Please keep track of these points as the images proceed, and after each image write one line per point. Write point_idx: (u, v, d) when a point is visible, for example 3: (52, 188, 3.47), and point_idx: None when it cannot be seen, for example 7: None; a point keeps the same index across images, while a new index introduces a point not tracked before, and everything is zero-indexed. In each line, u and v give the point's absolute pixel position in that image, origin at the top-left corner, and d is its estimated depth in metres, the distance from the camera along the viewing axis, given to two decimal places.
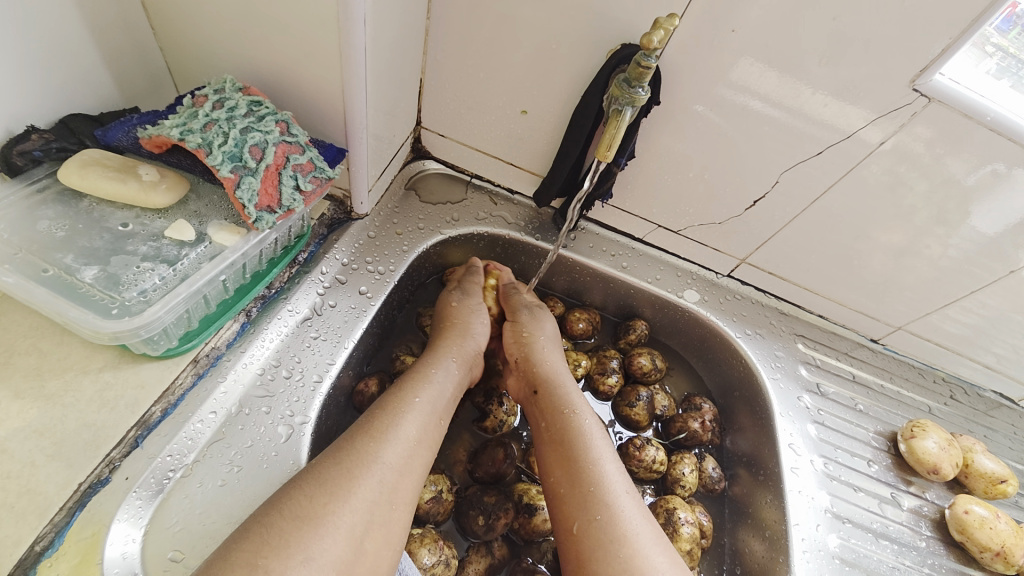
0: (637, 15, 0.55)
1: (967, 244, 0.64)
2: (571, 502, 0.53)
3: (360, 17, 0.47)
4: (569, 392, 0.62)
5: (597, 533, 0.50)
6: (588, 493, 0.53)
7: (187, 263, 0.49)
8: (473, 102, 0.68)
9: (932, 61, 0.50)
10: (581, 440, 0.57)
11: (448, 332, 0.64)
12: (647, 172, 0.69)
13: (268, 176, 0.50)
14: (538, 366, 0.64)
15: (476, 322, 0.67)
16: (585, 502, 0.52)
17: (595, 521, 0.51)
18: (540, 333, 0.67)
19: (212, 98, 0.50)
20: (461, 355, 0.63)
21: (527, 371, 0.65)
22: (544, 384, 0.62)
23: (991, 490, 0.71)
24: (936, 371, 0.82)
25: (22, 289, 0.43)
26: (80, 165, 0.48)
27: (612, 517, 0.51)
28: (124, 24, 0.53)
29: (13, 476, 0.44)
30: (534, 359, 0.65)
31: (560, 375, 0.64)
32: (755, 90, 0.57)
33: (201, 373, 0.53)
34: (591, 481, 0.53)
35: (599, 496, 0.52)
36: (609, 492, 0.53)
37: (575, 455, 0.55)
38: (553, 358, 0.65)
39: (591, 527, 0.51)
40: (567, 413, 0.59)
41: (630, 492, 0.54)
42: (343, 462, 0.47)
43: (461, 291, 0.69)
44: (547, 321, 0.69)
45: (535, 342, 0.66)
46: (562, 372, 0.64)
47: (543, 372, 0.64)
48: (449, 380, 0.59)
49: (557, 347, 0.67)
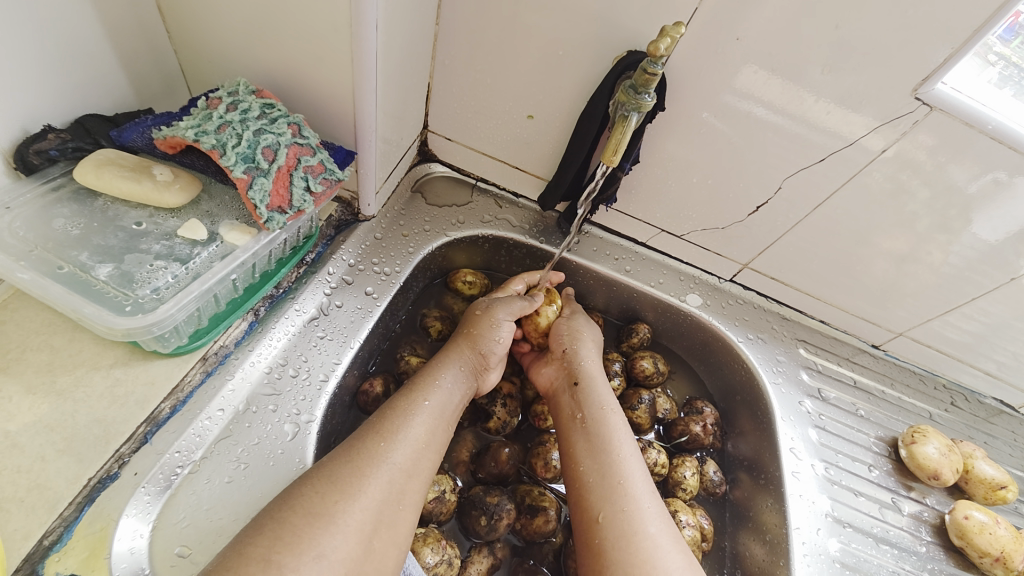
0: (643, 22, 0.56)
1: (968, 251, 0.64)
2: (598, 491, 0.53)
3: (372, 22, 0.47)
4: (603, 389, 0.62)
5: (621, 525, 0.51)
6: (616, 485, 0.53)
7: (199, 262, 0.50)
8: (480, 106, 0.69)
9: (934, 70, 0.51)
10: (612, 434, 0.57)
11: (464, 339, 0.64)
12: (651, 177, 0.70)
13: (280, 177, 0.51)
14: (578, 360, 0.65)
15: (504, 329, 0.65)
16: (613, 493, 0.53)
17: (621, 512, 0.51)
18: (589, 338, 0.69)
19: (226, 100, 0.51)
20: (470, 363, 0.62)
21: (568, 363, 0.65)
22: (583, 378, 0.63)
23: (991, 496, 0.71)
24: (937, 377, 0.82)
25: (38, 285, 0.44)
26: (96, 164, 0.49)
27: (637, 511, 0.52)
28: (139, 28, 0.54)
29: (24, 470, 0.44)
30: (579, 355, 0.66)
31: (598, 374, 0.64)
32: (759, 97, 0.58)
33: (209, 371, 0.53)
34: (621, 475, 0.54)
35: (626, 490, 0.53)
36: (636, 488, 0.53)
37: (607, 447, 0.56)
38: (592, 357, 0.66)
39: (615, 519, 0.51)
40: (602, 407, 0.60)
41: (653, 492, 0.55)
42: (355, 460, 0.48)
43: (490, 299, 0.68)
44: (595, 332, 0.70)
45: (583, 343, 0.67)
46: (596, 368, 0.65)
47: (584, 367, 0.64)
48: (457, 386, 0.59)
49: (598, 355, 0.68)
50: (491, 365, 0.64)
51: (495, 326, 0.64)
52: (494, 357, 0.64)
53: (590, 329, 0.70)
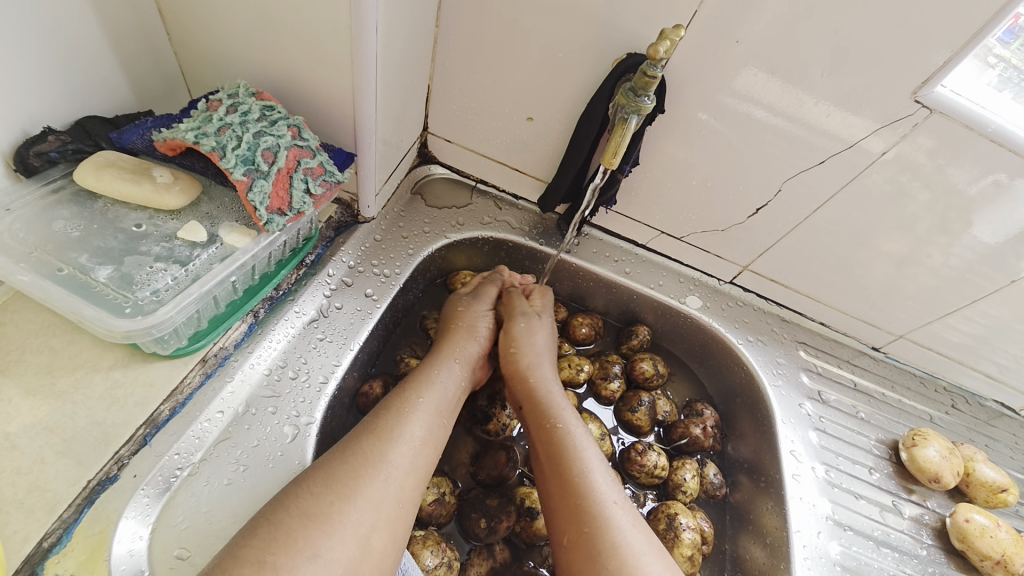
0: (643, 25, 0.56)
1: (969, 253, 0.64)
2: (563, 515, 0.53)
3: (372, 26, 0.48)
4: (554, 403, 0.61)
5: (586, 545, 0.50)
6: (577, 506, 0.53)
7: (199, 264, 0.50)
8: (480, 108, 0.69)
9: (935, 72, 0.51)
10: (568, 452, 0.56)
11: (455, 331, 0.65)
12: (651, 179, 0.70)
13: (280, 179, 0.51)
14: (525, 377, 0.63)
15: (482, 324, 0.67)
16: (574, 515, 0.52)
17: (584, 534, 0.51)
18: (533, 347, 0.65)
19: (226, 102, 0.51)
20: (464, 357, 0.63)
21: (515, 384, 0.64)
22: (531, 398, 0.62)
23: (992, 499, 0.71)
24: (938, 380, 0.82)
25: (37, 287, 0.44)
26: (96, 166, 0.49)
27: (599, 529, 0.51)
28: (140, 31, 0.54)
29: (24, 472, 0.44)
30: (524, 373, 0.64)
31: (548, 388, 0.62)
32: (759, 100, 0.58)
33: (209, 373, 0.53)
34: (579, 495, 0.53)
35: (588, 508, 0.52)
36: (597, 504, 0.52)
37: (562, 468, 0.55)
38: (539, 368, 0.64)
39: (580, 540, 0.51)
40: (551, 425, 0.59)
41: (621, 503, 0.54)
42: (349, 461, 0.48)
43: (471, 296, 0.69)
44: (542, 334, 0.67)
45: (524, 355, 0.64)
46: (548, 379, 0.63)
47: (530, 386, 0.63)
48: (452, 381, 0.60)
49: (548, 362, 0.65)
50: (483, 355, 0.66)
51: (479, 314, 0.67)
52: (480, 351, 0.65)
53: (532, 336, 0.66)
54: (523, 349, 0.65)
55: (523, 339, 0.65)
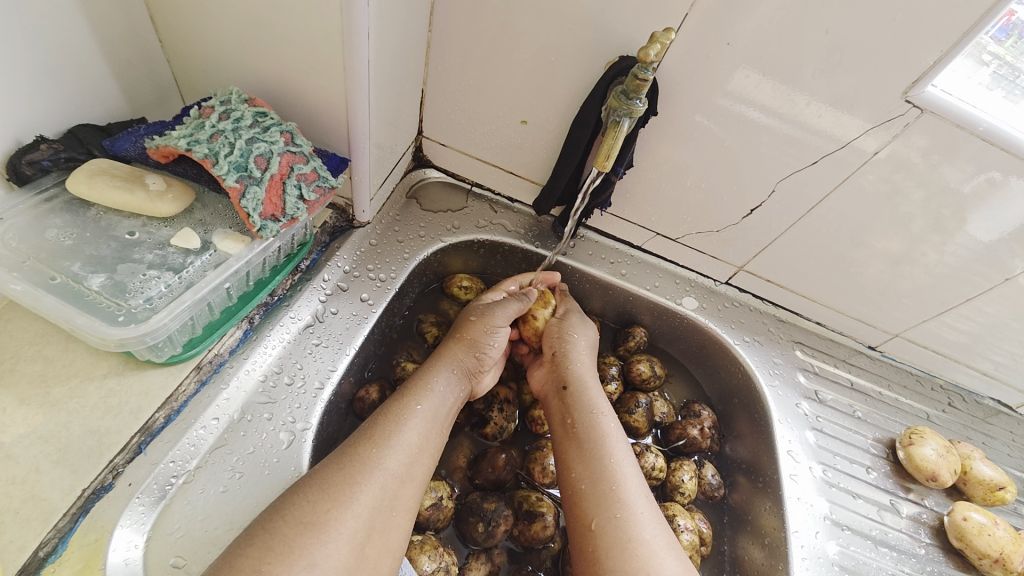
0: (635, 28, 0.56)
1: (963, 251, 0.64)
2: (592, 499, 0.53)
3: (363, 31, 0.48)
4: (593, 393, 0.62)
5: (615, 532, 0.50)
6: (609, 492, 0.53)
7: (192, 271, 0.50)
8: (474, 112, 0.69)
9: (925, 72, 0.51)
10: (604, 439, 0.57)
11: (456, 343, 0.63)
12: (646, 180, 0.70)
13: (273, 185, 0.51)
14: (570, 363, 0.65)
15: (489, 342, 0.64)
16: (605, 500, 0.53)
17: (614, 519, 0.51)
18: (582, 338, 0.68)
19: (218, 109, 0.51)
20: (463, 368, 0.62)
21: (558, 366, 0.65)
22: (573, 382, 0.63)
23: (989, 497, 0.71)
24: (935, 378, 0.82)
25: (30, 296, 0.44)
26: (88, 175, 0.49)
27: (631, 518, 0.51)
28: (132, 38, 0.54)
29: (18, 482, 0.44)
30: (571, 358, 0.65)
31: (591, 378, 0.64)
32: (751, 100, 0.58)
33: (203, 380, 0.53)
34: (613, 481, 0.54)
35: (620, 496, 0.53)
36: (628, 494, 0.53)
37: (598, 453, 0.56)
38: (584, 359, 0.66)
39: (608, 526, 0.51)
40: (590, 412, 0.60)
41: (648, 498, 0.54)
42: (345, 468, 0.48)
43: (489, 306, 0.66)
44: (591, 330, 0.69)
45: (573, 343, 0.66)
46: (588, 372, 0.65)
47: (574, 369, 0.64)
48: (450, 391, 0.59)
49: (591, 356, 0.68)
50: (484, 367, 0.65)
51: (490, 331, 0.64)
52: (485, 362, 0.64)
53: (584, 330, 0.68)
54: (570, 338, 0.67)
55: (577, 329, 0.68)
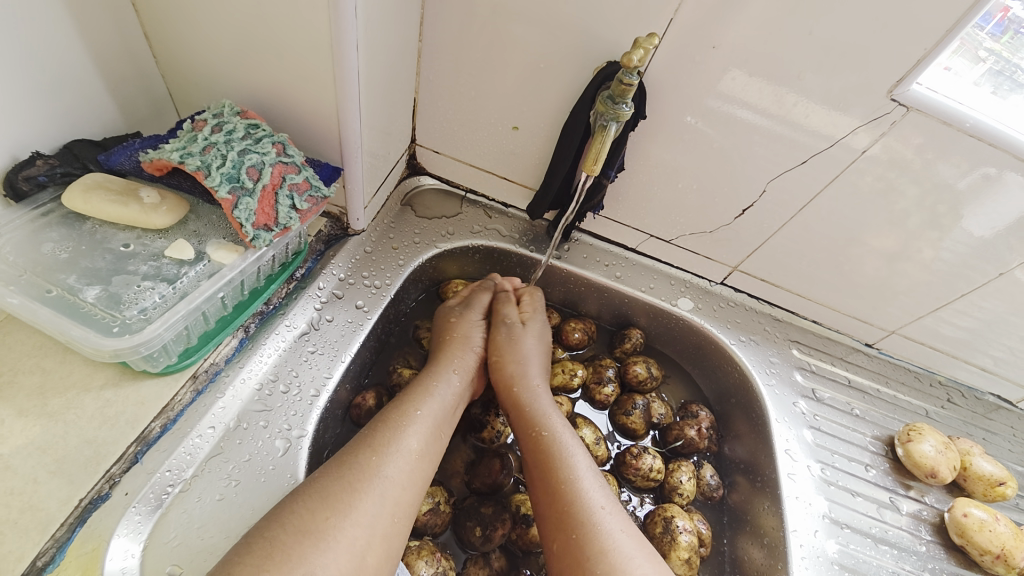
0: (621, 33, 0.57)
1: (959, 247, 0.64)
2: (552, 522, 0.54)
3: (352, 43, 0.49)
4: (544, 409, 0.61)
5: (575, 551, 0.51)
6: (564, 512, 0.53)
7: (186, 281, 0.50)
8: (466, 119, 0.70)
9: (909, 71, 0.52)
10: (555, 458, 0.57)
11: (450, 343, 0.65)
12: (638, 183, 0.70)
13: (265, 196, 0.52)
14: (510, 386, 0.63)
15: (476, 334, 0.67)
16: (563, 521, 0.53)
17: (573, 539, 0.51)
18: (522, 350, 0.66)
19: (211, 122, 0.52)
20: (463, 368, 0.63)
21: (501, 392, 0.64)
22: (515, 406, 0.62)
23: (990, 493, 0.71)
24: (933, 374, 0.82)
25: (27, 309, 0.45)
26: (84, 189, 0.50)
27: (590, 534, 0.51)
28: (127, 55, 0.56)
29: (16, 493, 0.45)
30: (508, 379, 0.64)
31: (531, 394, 0.62)
32: (740, 101, 0.59)
33: (200, 390, 0.54)
34: (567, 501, 0.54)
35: (576, 514, 0.53)
36: (586, 510, 0.53)
37: (551, 474, 0.56)
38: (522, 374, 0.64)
39: (569, 546, 0.51)
40: (540, 431, 0.59)
41: (609, 507, 0.54)
42: (346, 476, 0.48)
43: (462, 306, 0.70)
44: (528, 339, 0.67)
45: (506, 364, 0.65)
46: (536, 387, 0.63)
47: (516, 392, 0.63)
48: (451, 391, 0.60)
49: (537, 365, 0.66)
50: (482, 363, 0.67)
51: (473, 325, 0.68)
52: (478, 360, 0.66)
53: (521, 344, 0.66)
54: (506, 357, 0.65)
55: (506, 348, 0.66)
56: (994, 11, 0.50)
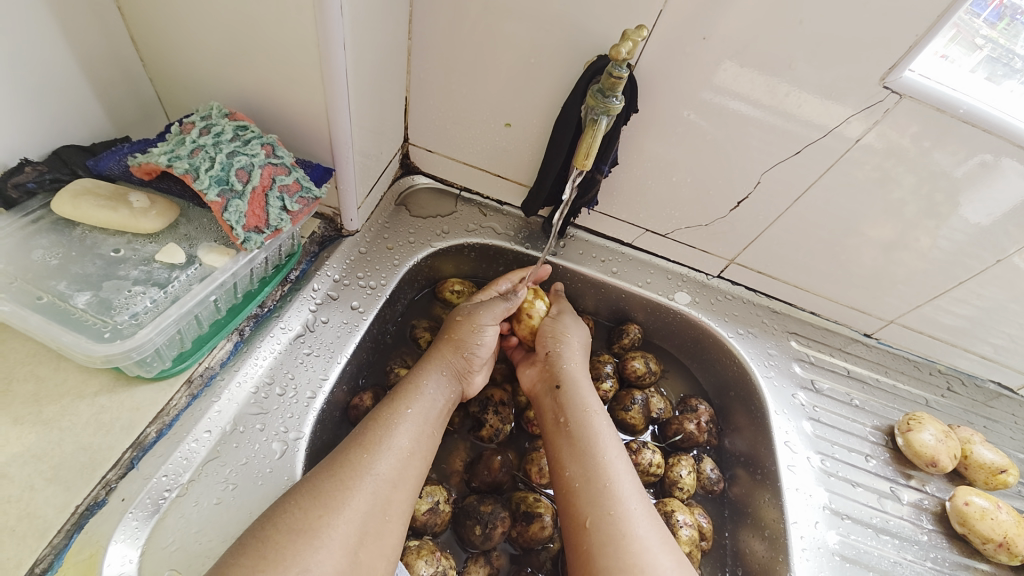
0: (610, 27, 0.57)
1: (957, 235, 0.64)
2: (586, 496, 0.54)
3: (339, 42, 0.48)
4: (585, 390, 0.63)
5: (609, 529, 0.51)
6: (602, 488, 0.54)
7: (178, 286, 0.50)
8: (458, 117, 0.70)
9: (900, 59, 0.52)
10: (595, 436, 0.58)
11: (445, 344, 0.63)
12: (632, 177, 0.70)
13: (255, 198, 0.52)
14: (561, 362, 0.65)
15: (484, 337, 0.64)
16: (599, 497, 0.53)
17: (608, 515, 0.52)
18: (572, 339, 0.68)
19: (199, 124, 0.52)
20: (452, 369, 0.62)
21: (551, 366, 0.65)
22: (566, 381, 0.63)
23: (992, 481, 0.70)
24: (933, 363, 0.82)
25: (18, 316, 0.45)
26: (72, 195, 0.50)
27: (624, 513, 0.52)
28: (115, 59, 0.55)
29: (13, 500, 0.45)
30: (563, 357, 0.66)
31: (582, 376, 0.64)
32: (732, 91, 0.58)
33: (195, 394, 0.53)
34: (606, 477, 0.54)
35: (613, 492, 0.53)
36: (622, 490, 0.54)
37: (590, 449, 0.57)
38: (575, 358, 0.66)
39: (602, 522, 0.51)
40: (583, 408, 0.61)
41: (640, 492, 0.55)
42: (336, 474, 0.48)
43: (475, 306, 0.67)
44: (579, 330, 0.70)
45: (567, 343, 0.67)
46: (581, 369, 0.65)
47: (564, 369, 0.65)
48: (440, 392, 0.60)
49: (582, 354, 0.68)
50: (474, 369, 0.64)
51: (478, 330, 0.64)
52: (474, 362, 0.64)
53: (574, 330, 0.69)
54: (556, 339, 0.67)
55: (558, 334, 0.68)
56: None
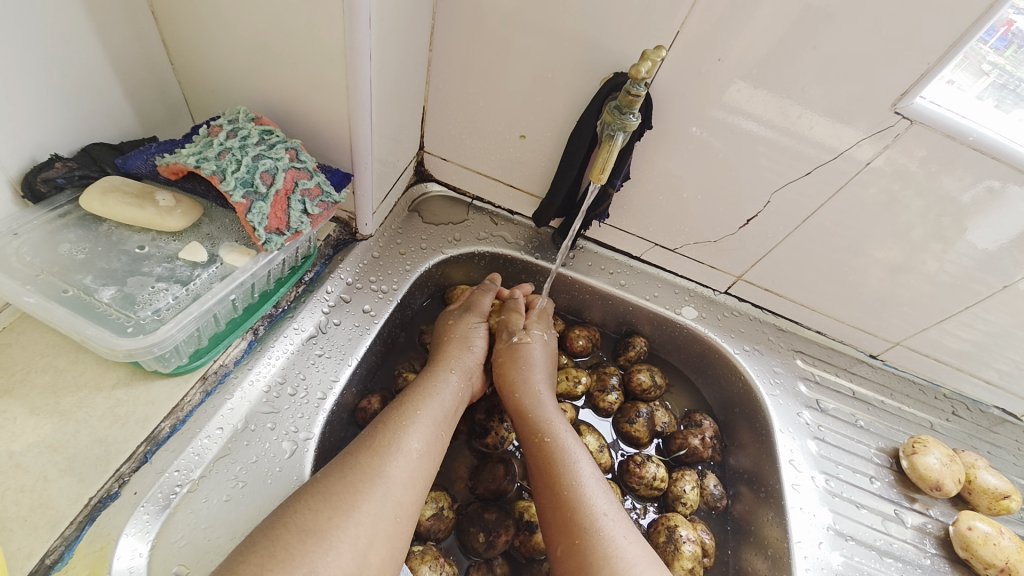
0: (628, 46, 0.58)
1: (964, 259, 0.65)
2: (555, 529, 0.54)
3: (365, 53, 0.50)
4: (546, 415, 0.62)
5: (579, 557, 0.51)
6: (566, 518, 0.54)
7: (199, 283, 0.51)
8: (474, 128, 0.71)
9: (911, 87, 0.53)
10: (559, 464, 0.57)
11: (450, 343, 0.66)
12: (643, 193, 0.71)
13: (278, 201, 0.53)
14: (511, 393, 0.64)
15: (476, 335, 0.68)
16: (566, 527, 0.53)
17: (574, 545, 0.52)
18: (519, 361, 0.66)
19: (227, 128, 0.54)
20: (461, 368, 0.64)
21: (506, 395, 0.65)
22: (520, 411, 0.63)
23: (995, 507, 0.70)
24: (938, 387, 0.82)
25: (43, 308, 0.46)
26: (101, 191, 0.51)
27: (593, 539, 0.52)
28: (146, 63, 0.57)
29: (27, 490, 0.45)
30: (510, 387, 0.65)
31: (535, 400, 0.63)
32: (746, 111, 0.60)
33: (209, 390, 0.54)
34: (568, 508, 0.54)
35: (579, 520, 0.53)
36: (589, 516, 0.53)
37: (554, 480, 0.56)
38: (520, 382, 0.65)
39: (574, 551, 0.52)
40: (544, 438, 0.60)
41: (612, 513, 0.54)
42: (347, 476, 0.49)
43: (461, 310, 0.70)
44: (534, 346, 0.68)
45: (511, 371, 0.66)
46: (537, 392, 0.64)
47: (517, 398, 0.64)
48: (450, 393, 0.60)
49: (540, 370, 0.67)
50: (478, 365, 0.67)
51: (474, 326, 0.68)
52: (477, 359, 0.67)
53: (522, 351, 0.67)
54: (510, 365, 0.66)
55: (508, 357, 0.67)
56: (997, 25, 0.51)
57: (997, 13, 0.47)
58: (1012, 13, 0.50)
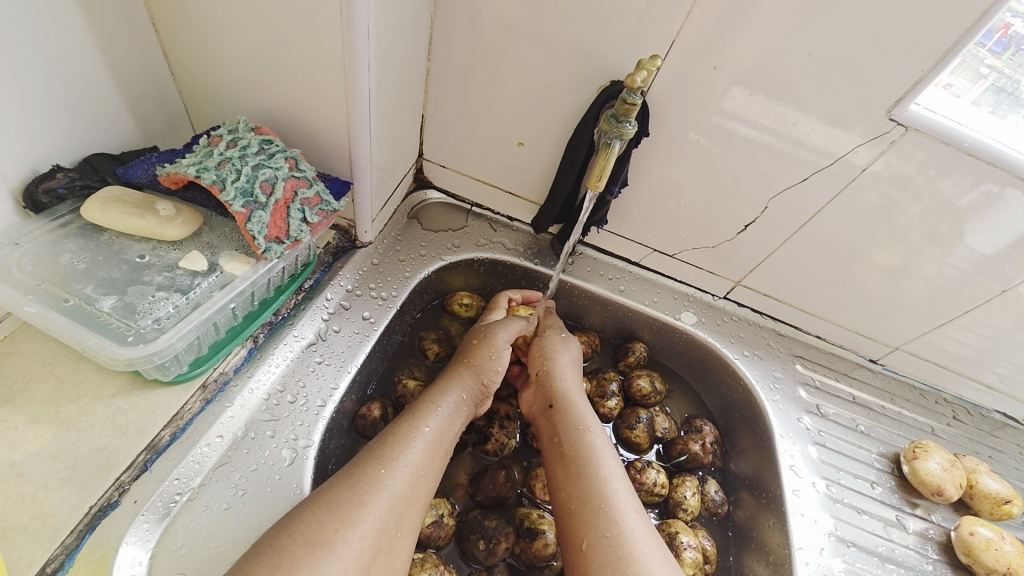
0: (625, 54, 0.59)
1: (963, 263, 0.65)
2: (581, 520, 0.54)
3: (364, 63, 0.50)
4: (581, 409, 0.63)
5: (608, 551, 0.51)
6: (599, 509, 0.54)
7: (199, 292, 0.51)
8: (473, 136, 0.72)
9: (906, 93, 0.53)
10: (591, 457, 0.58)
11: (466, 367, 0.64)
12: (642, 199, 0.72)
13: (277, 210, 0.53)
14: (555, 379, 0.65)
15: (494, 366, 0.65)
16: (595, 520, 0.53)
17: (606, 538, 0.52)
18: (564, 354, 0.68)
19: (227, 137, 0.54)
20: (470, 391, 0.63)
21: (543, 384, 0.66)
22: (559, 402, 0.64)
23: (997, 511, 0.70)
24: (939, 392, 0.82)
25: (44, 318, 0.46)
26: (102, 201, 0.52)
27: (622, 536, 0.52)
28: (148, 73, 0.58)
29: (27, 499, 0.45)
30: (555, 375, 0.66)
31: (576, 393, 0.65)
32: (743, 118, 0.60)
33: (209, 398, 0.54)
34: (603, 499, 0.54)
35: (610, 513, 0.53)
36: (619, 511, 0.54)
37: (587, 471, 0.57)
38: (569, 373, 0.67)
39: (600, 545, 0.52)
40: (580, 428, 0.61)
41: (638, 512, 0.55)
42: (353, 488, 0.49)
43: (499, 324, 0.68)
44: (574, 346, 0.70)
45: (557, 361, 0.67)
46: (575, 388, 0.65)
47: (560, 388, 0.65)
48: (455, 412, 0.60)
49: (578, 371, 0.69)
50: (488, 394, 0.65)
51: (496, 353, 0.65)
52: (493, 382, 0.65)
53: (567, 348, 0.69)
54: (553, 361, 0.67)
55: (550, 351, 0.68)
56: (994, 29, 0.51)
57: (992, 18, 0.48)
58: (1010, 16, 0.50)
